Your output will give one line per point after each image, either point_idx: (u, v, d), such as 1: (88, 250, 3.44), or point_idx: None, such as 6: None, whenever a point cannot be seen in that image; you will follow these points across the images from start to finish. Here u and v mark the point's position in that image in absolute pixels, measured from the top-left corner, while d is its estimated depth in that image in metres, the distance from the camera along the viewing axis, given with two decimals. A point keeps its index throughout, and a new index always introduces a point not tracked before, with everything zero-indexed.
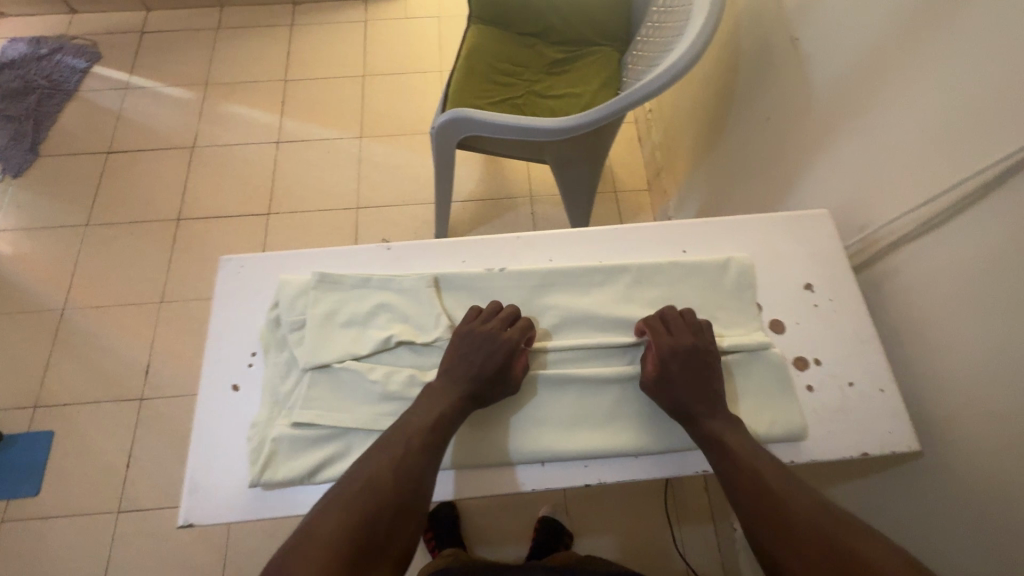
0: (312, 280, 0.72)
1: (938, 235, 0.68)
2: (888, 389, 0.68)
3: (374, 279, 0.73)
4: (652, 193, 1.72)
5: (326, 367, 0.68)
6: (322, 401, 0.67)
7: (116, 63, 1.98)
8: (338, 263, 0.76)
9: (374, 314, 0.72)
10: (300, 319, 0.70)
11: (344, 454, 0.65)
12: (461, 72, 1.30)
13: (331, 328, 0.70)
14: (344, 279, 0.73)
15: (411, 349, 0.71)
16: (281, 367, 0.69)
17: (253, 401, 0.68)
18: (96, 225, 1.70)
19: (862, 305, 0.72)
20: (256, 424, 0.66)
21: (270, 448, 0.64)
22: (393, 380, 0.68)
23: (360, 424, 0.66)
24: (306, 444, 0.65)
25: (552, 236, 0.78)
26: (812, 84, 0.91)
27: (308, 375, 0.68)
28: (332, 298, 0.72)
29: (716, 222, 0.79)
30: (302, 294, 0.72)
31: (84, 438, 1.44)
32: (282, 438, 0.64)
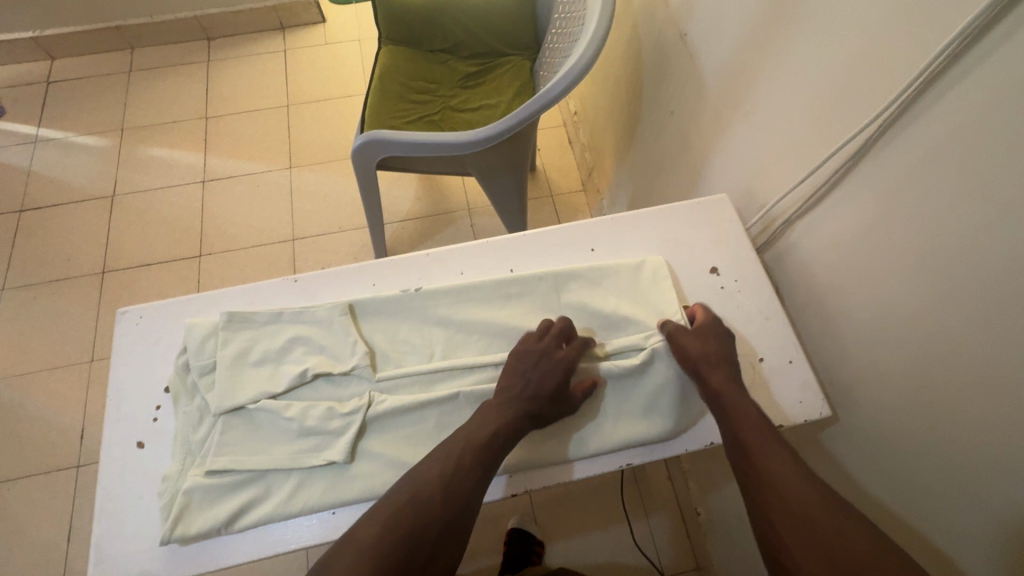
0: (220, 321, 0.69)
1: (824, 208, 0.72)
2: (796, 360, 0.71)
3: (286, 312, 0.71)
4: (587, 193, 1.75)
5: (240, 410, 0.65)
6: (237, 446, 0.63)
7: (22, 116, 1.89)
8: (249, 301, 0.73)
9: (289, 349, 0.69)
10: (210, 362, 0.67)
11: (263, 499, 0.61)
12: (375, 94, 1.29)
13: (242, 367, 0.67)
14: (254, 315, 0.70)
15: (330, 380, 0.68)
16: (191, 416, 0.65)
17: (162, 456, 0.64)
18: (13, 288, 1.61)
19: (764, 283, 0.75)
20: (167, 478, 0.62)
21: (181, 501, 0.60)
22: (310, 415, 0.65)
23: (279, 464, 0.62)
24: (221, 492, 0.61)
25: (466, 249, 0.78)
26: (703, 75, 0.95)
27: (220, 421, 0.64)
28: (244, 336, 0.69)
29: (620, 218, 0.81)
30: (211, 336, 0.68)
31: (16, 516, 1.35)
32: (194, 489, 0.61)
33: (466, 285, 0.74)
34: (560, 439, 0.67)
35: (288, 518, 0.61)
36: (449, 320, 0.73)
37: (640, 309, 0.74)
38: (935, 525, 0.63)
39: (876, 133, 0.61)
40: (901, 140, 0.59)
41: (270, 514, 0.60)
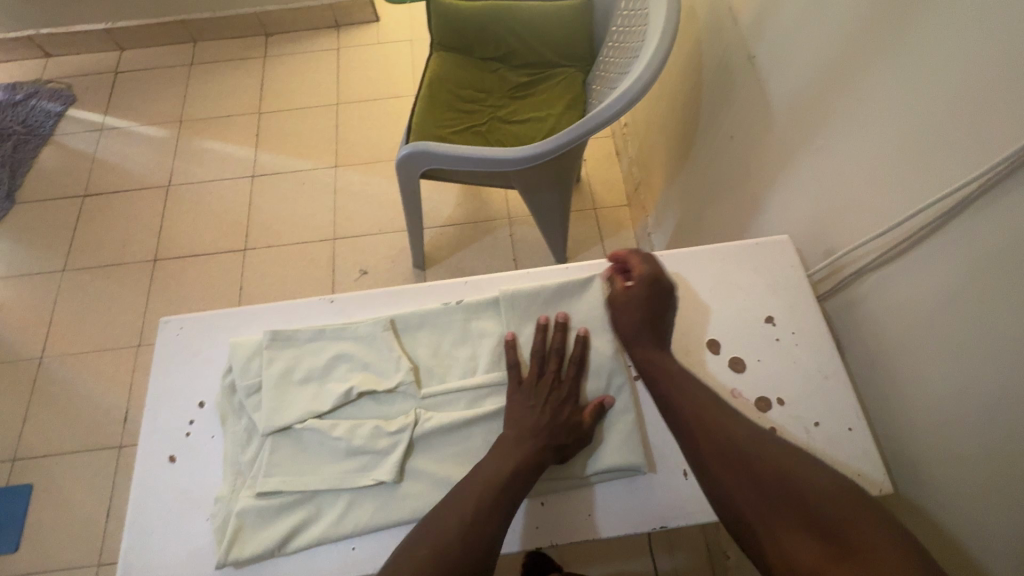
0: (264, 339, 0.68)
1: (901, 263, 0.65)
2: (857, 428, 0.65)
3: (328, 331, 0.70)
4: (632, 209, 1.69)
5: (287, 430, 0.64)
6: (286, 467, 0.63)
7: (91, 104, 1.98)
8: (286, 319, 0.72)
9: (333, 366, 0.68)
10: (255, 381, 0.66)
11: (315, 519, 0.61)
12: (424, 101, 1.28)
13: (288, 386, 0.66)
14: (296, 333, 0.69)
15: (375, 398, 0.67)
16: (240, 436, 0.65)
17: (202, 474, 0.64)
18: (73, 270, 1.69)
19: (824, 339, 0.69)
20: (218, 500, 0.62)
21: (234, 525, 0.59)
22: (357, 434, 0.64)
23: (328, 485, 0.62)
24: (273, 514, 0.61)
25: (507, 276, 0.75)
26: (771, 102, 0.88)
27: (268, 441, 0.64)
28: (288, 354, 0.68)
29: (668, 255, 0.76)
30: (256, 354, 0.68)
31: (61, 490, 1.42)
32: (247, 511, 0.60)
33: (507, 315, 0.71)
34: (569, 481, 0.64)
35: (337, 541, 0.60)
36: (489, 334, 0.71)
37: (687, 358, 0.69)
38: None
39: (973, 193, 0.55)
40: (1002, 203, 0.52)
41: (321, 536, 0.60)
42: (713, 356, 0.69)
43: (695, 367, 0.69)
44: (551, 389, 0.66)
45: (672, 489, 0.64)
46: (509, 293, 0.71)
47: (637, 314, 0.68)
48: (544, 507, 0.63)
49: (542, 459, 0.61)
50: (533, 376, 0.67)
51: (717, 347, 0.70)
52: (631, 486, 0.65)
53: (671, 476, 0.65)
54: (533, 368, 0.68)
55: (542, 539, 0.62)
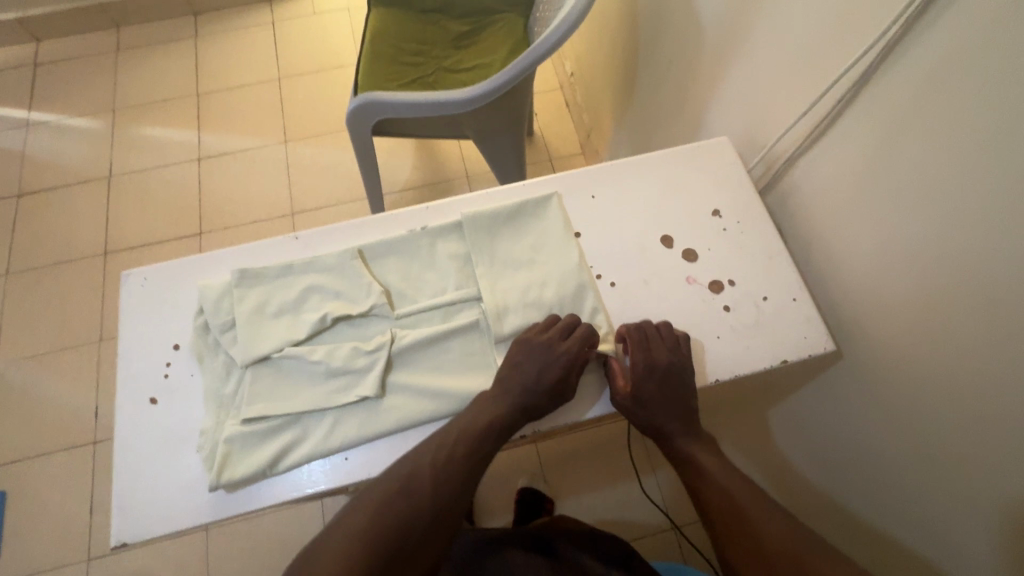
0: (232, 279, 0.68)
1: (824, 143, 0.71)
2: (800, 297, 0.71)
3: (297, 264, 0.70)
4: (586, 156, 1.73)
5: (265, 359, 0.65)
6: (269, 394, 0.63)
7: (12, 100, 1.87)
8: (255, 260, 0.72)
9: (305, 298, 0.69)
10: (228, 319, 0.66)
11: (303, 439, 0.62)
12: (366, 57, 1.27)
13: (261, 320, 0.67)
14: (265, 271, 0.70)
15: (350, 323, 0.68)
16: (219, 372, 0.65)
17: (187, 413, 0.64)
18: (17, 273, 1.62)
19: (766, 223, 0.74)
20: (204, 433, 0.62)
21: (223, 451, 0.60)
22: (335, 356, 0.65)
23: (313, 406, 0.63)
24: (260, 438, 0.62)
25: (467, 199, 0.77)
26: (700, 18, 0.92)
27: (248, 372, 0.64)
28: (258, 291, 0.69)
29: (618, 164, 0.79)
30: (225, 295, 0.68)
31: (39, 493, 1.38)
32: (234, 438, 0.61)
33: (471, 238, 0.72)
34: None
35: (328, 455, 0.62)
36: (457, 256, 0.72)
37: (646, 254, 0.73)
38: (940, 448, 0.64)
39: (876, 59, 0.60)
40: (901, 64, 0.58)
41: (311, 453, 0.61)
42: (668, 249, 0.74)
43: (653, 261, 0.73)
44: (552, 351, 0.64)
45: None
46: (472, 215, 0.73)
47: (653, 385, 0.64)
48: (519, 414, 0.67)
49: (511, 422, 0.62)
50: (541, 334, 0.66)
51: (672, 241, 0.74)
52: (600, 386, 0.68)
53: None
54: (546, 327, 0.66)
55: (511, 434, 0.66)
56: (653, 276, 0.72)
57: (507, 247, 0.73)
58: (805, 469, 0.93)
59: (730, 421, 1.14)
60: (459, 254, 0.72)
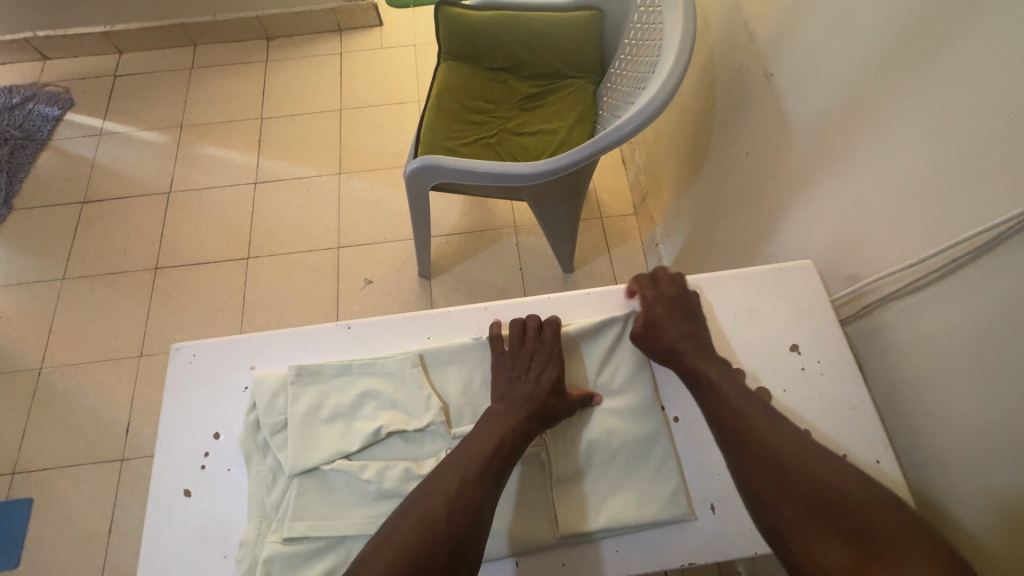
0: (289, 375, 0.66)
1: (928, 294, 0.64)
2: (885, 460, 0.64)
3: (355, 365, 0.68)
4: (638, 218, 1.68)
5: (314, 470, 0.62)
6: (314, 510, 0.60)
7: (90, 109, 1.95)
8: (313, 351, 0.70)
9: (360, 404, 0.66)
10: (280, 420, 0.64)
11: (343, 567, 0.58)
12: (431, 112, 1.26)
13: (315, 425, 0.64)
14: (322, 369, 0.67)
15: (404, 437, 0.64)
16: (265, 477, 0.63)
17: (221, 512, 0.62)
18: (72, 278, 1.67)
19: (851, 370, 0.68)
20: (244, 545, 0.59)
21: (261, 571, 0.57)
22: (386, 477, 0.61)
23: (357, 531, 0.59)
24: (300, 561, 0.58)
25: (533, 304, 0.73)
26: (790, 123, 0.87)
27: (295, 483, 0.62)
28: (313, 391, 0.66)
29: (692, 281, 0.75)
30: (280, 391, 0.66)
31: (63, 505, 1.39)
32: (274, 558, 0.58)
33: None
34: (583, 511, 0.62)
35: None
36: None
37: None
38: None
39: (1010, 228, 0.53)
40: None
41: None
42: None
43: None
44: (533, 354, 0.67)
45: (701, 552, 0.62)
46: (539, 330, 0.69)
47: (663, 308, 0.70)
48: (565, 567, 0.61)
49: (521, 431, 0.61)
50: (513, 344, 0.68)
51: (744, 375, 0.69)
52: (658, 537, 0.63)
53: (692, 538, 0.62)
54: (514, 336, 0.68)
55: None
56: None
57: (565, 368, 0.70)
58: None
59: None
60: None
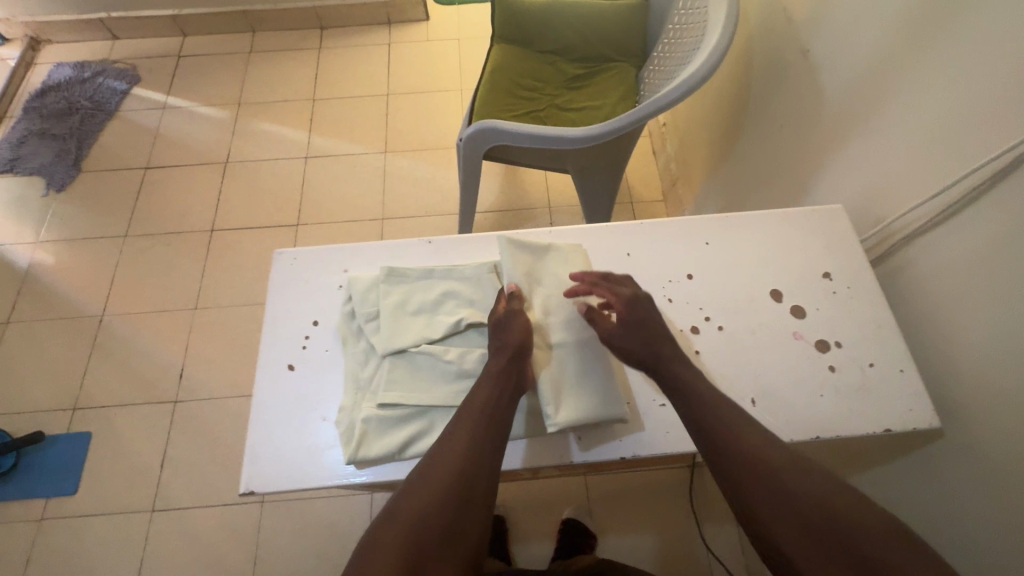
0: (381, 275, 0.76)
1: (948, 225, 0.72)
2: (908, 369, 0.72)
3: (438, 270, 0.77)
4: (667, 204, 1.78)
5: (402, 352, 0.71)
6: (403, 383, 0.69)
7: (155, 84, 2.09)
8: (399, 260, 0.80)
9: (442, 301, 0.75)
10: (374, 310, 0.73)
11: (430, 431, 0.67)
12: (485, 88, 1.37)
13: (402, 316, 0.73)
14: (409, 272, 0.77)
15: (480, 331, 0.74)
16: (359, 357, 0.72)
17: (322, 384, 0.71)
18: (134, 236, 1.79)
19: (877, 293, 0.76)
20: (343, 409, 0.68)
21: (360, 429, 0.66)
22: (467, 359, 0.70)
23: (441, 402, 0.68)
24: (393, 424, 0.67)
25: (591, 231, 0.82)
26: (823, 93, 0.97)
27: (386, 361, 0.70)
28: (401, 289, 0.75)
29: (734, 217, 0.83)
30: (372, 288, 0.75)
31: (120, 439, 1.49)
32: (371, 419, 0.66)
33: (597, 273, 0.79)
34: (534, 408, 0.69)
35: None
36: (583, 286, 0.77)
37: (756, 304, 0.76)
38: None
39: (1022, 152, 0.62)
40: None
41: None
42: (778, 304, 0.76)
43: (762, 313, 0.76)
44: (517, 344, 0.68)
45: None
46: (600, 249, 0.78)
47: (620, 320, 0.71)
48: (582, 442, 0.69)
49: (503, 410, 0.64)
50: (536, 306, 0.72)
51: (782, 296, 0.77)
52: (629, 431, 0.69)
53: None
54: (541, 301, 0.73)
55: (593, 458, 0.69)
56: (762, 328, 0.75)
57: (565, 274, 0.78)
58: None
59: None
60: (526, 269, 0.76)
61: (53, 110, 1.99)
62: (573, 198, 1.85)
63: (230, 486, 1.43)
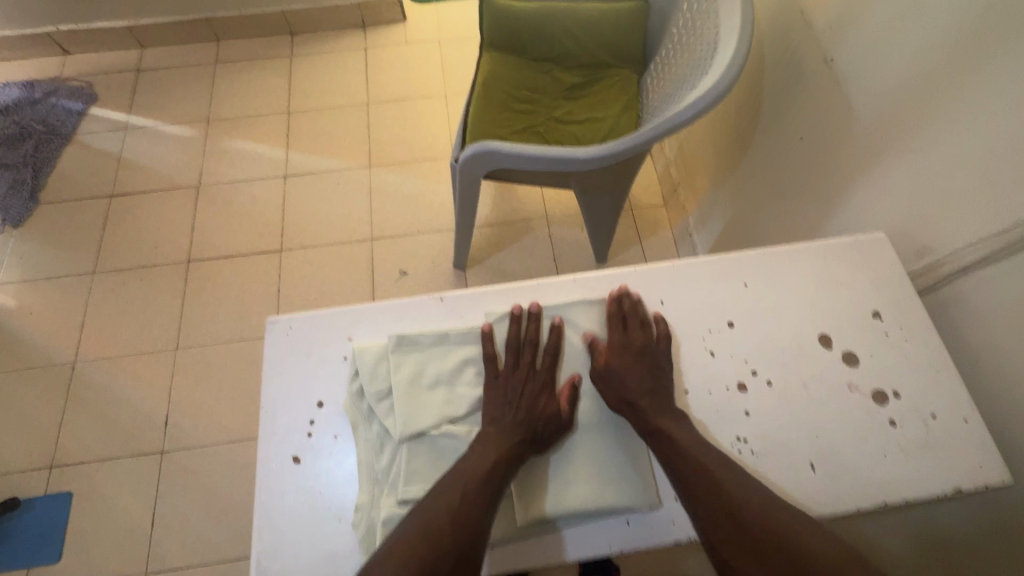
0: (390, 344, 0.67)
1: (1013, 262, 0.66)
2: (972, 419, 0.66)
3: (453, 334, 0.69)
4: (668, 209, 1.70)
5: (421, 436, 0.63)
6: (424, 473, 0.62)
7: (113, 103, 1.94)
8: (409, 322, 0.71)
9: (460, 371, 0.68)
10: (385, 388, 0.65)
11: None
12: (478, 101, 1.28)
13: (418, 392, 0.65)
14: (421, 338, 0.68)
15: None
16: (372, 443, 0.64)
17: (332, 478, 0.63)
18: (103, 272, 1.66)
19: (932, 333, 0.70)
20: (359, 509, 0.61)
21: (382, 534, 0.58)
22: None
23: None
24: None
25: (619, 278, 0.74)
26: (852, 105, 0.89)
27: (404, 448, 0.63)
28: (413, 360, 0.67)
29: (771, 252, 0.77)
30: (382, 360, 0.67)
31: (104, 498, 1.38)
32: (392, 521, 0.59)
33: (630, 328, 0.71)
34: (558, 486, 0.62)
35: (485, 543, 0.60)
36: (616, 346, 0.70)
37: (806, 353, 0.70)
38: None
39: None
40: None
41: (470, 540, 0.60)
42: (829, 351, 0.70)
43: (811, 363, 0.69)
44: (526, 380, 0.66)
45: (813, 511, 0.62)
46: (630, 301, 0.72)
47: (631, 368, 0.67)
48: (629, 526, 0.62)
49: (516, 456, 0.61)
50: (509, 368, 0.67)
51: (831, 341, 0.71)
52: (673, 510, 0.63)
53: (796, 492, 0.63)
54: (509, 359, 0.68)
55: (641, 547, 0.61)
56: (814, 381, 0.68)
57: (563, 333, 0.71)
58: None
59: None
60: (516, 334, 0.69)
61: (2, 136, 1.83)
62: (571, 207, 1.76)
63: (229, 540, 1.35)
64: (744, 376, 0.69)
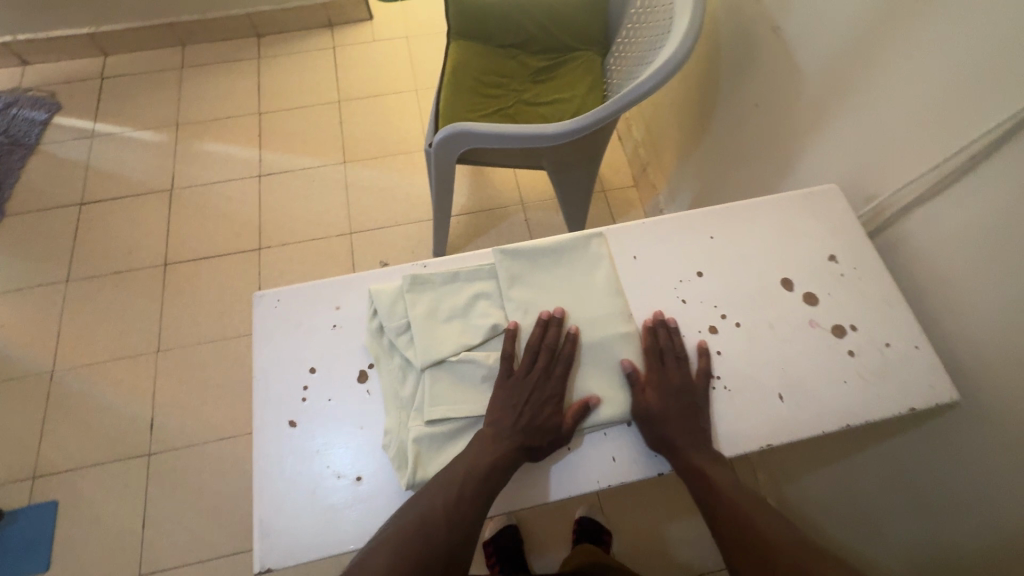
0: (404, 284, 0.72)
1: (948, 197, 0.72)
2: (923, 345, 0.72)
3: (462, 273, 0.74)
4: (640, 189, 1.75)
5: (441, 363, 0.67)
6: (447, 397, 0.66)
7: (78, 112, 1.91)
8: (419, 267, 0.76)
9: (472, 304, 0.72)
10: (403, 323, 0.69)
11: None
12: (449, 88, 1.31)
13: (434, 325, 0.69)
14: (434, 277, 0.73)
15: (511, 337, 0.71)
16: (396, 374, 0.68)
17: (331, 435, 0.65)
18: (77, 280, 1.63)
19: (882, 270, 0.76)
20: (389, 431, 0.65)
21: (413, 450, 0.63)
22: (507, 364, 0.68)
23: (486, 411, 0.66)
24: (445, 439, 0.65)
25: (599, 234, 0.78)
26: (801, 70, 0.95)
27: (426, 374, 0.67)
28: (427, 297, 0.71)
29: (732, 207, 0.82)
30: (398, 299, 0.71)
31: (91, 504, 1.36)
32: (422, 438, 0.64)
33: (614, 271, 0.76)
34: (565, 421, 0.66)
35: None
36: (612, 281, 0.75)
37: (771, 296, 0.75)
38: None
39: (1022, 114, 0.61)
40: None
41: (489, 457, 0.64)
42: (791, 293, 0.75)
43: (776, 305, 0.74)
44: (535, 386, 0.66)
45: (782, 438, 0.67)
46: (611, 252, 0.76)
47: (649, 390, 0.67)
48: (615, 463, 0.66)
49: (512, 457, 0.62)
50: (524, 369, 0.67)
51: (793, 284, 0.76)
52: None
53: (766, 422, 0.67)
54: (525, 360, 0.67)
55: (627, 480, 0.65)
56: (778, 321, 0.73)
57: (562, 272, 0.75)
58: (896, 519, 0.91)
59: (806, 467, 1.13)
60: (513, 274, 0.74)
61: None
62: (546, 192, 1.80)
63: (222, 536, 1.34)
64: (714, 321, 0.73)
